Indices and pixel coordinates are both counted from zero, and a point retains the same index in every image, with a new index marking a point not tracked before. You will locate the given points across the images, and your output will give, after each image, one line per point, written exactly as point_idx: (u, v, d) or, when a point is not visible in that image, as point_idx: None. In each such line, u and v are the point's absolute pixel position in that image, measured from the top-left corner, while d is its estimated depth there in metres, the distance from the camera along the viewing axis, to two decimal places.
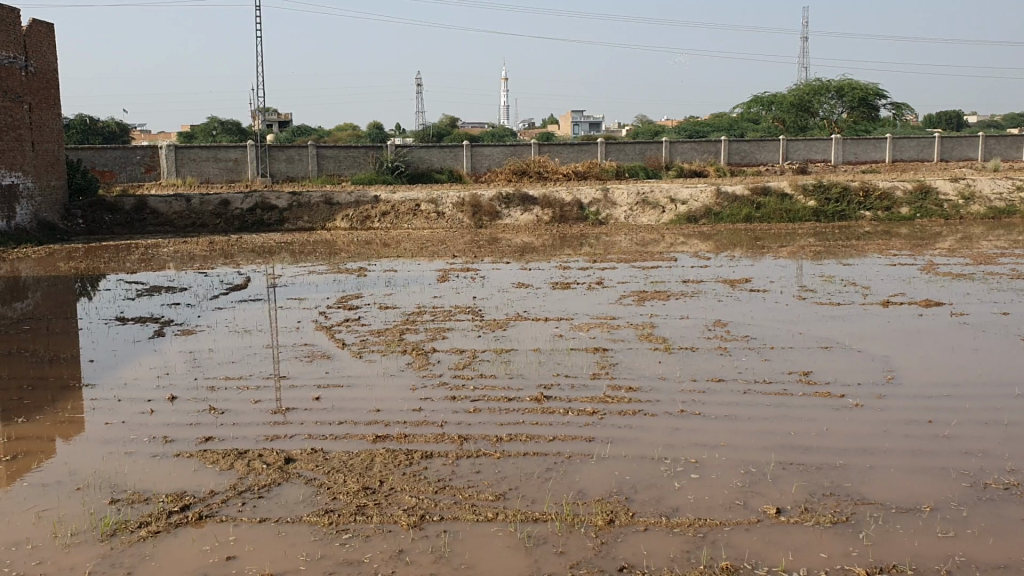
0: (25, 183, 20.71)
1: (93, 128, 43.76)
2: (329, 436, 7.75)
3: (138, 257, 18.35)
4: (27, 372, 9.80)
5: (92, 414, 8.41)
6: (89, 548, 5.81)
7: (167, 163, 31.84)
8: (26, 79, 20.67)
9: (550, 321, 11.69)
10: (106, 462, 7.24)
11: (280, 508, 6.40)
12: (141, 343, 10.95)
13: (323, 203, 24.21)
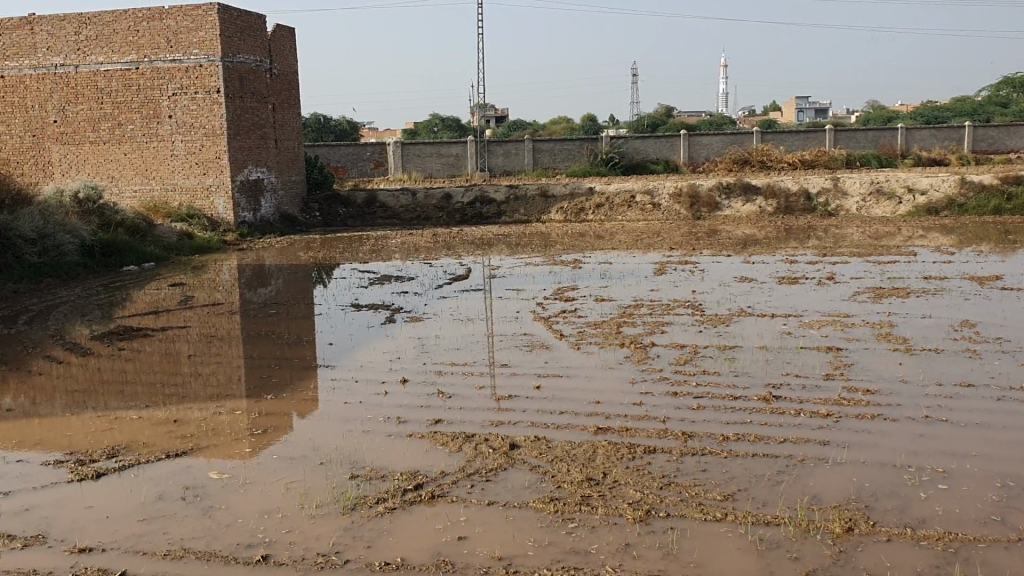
0: (269, 178, 22.39)
1: (325, 126, 46.79)
2: (552, 425, 7.80)
3: (368, 248, 19.38)
4: (273, 352, 10.56)
5: (331, 394, 8.92)
6: (333, 520, 6.14)
7: (395, 159, 33.50)
8: (271, 80, 22.33)
9: (776, 318, 11.23)
10: (346, 438, 7.65)
11: (507, 493, 6.50)
12: (374, 328, 11.52)
13: (540, 195, 24.57)
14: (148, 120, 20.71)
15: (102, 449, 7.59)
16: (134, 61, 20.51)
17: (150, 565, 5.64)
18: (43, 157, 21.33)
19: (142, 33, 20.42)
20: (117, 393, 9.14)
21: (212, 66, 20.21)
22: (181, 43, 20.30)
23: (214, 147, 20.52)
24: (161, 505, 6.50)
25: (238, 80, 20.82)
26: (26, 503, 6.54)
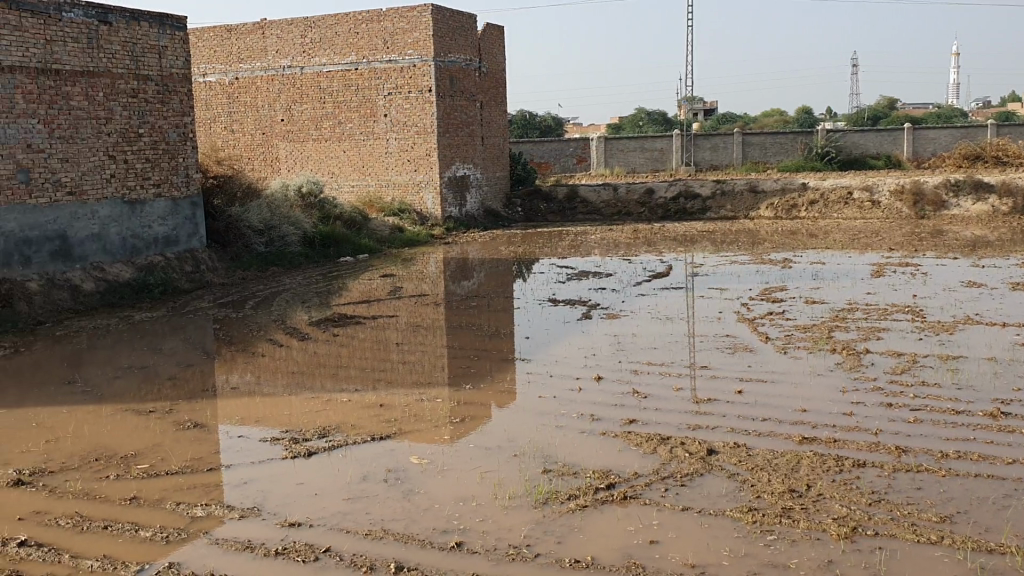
0: (475, 174, 23.02)
1: (531, 123, 47.72)
2: (753, 432, 7.50)
3: (569, 243, 19.53)
4: (474, 344, 10.81)
5: (527, 387, 9.02)
6: (525, 513, 6.19)
7: (598, 154, 33.61)
8: (479, 79, 22.92)
9: (1008, 327, 10.29)
10: (540, 432, 7.70)
11: (702, 499, 6.31)
12: (572, 323, 11.57)
13: (747, 191, 23.83)
14: (365, 118, 21.81)
15: (313, 428, 8.04)
16: (354, 62, 21.67)
17: (352, 543, 5.91)
18: (271, 154, 22.97)
19: (362, 35, 21.52)
20: (329, 376, 9.66)
21: (425, 66, 20.97)
22: (397, 44, 21.21)
23: (424, 144, 21.29)
24: (364, 486, 6.79)
25: (448, 80, 21.50)
26: (245, 475, 7.03)
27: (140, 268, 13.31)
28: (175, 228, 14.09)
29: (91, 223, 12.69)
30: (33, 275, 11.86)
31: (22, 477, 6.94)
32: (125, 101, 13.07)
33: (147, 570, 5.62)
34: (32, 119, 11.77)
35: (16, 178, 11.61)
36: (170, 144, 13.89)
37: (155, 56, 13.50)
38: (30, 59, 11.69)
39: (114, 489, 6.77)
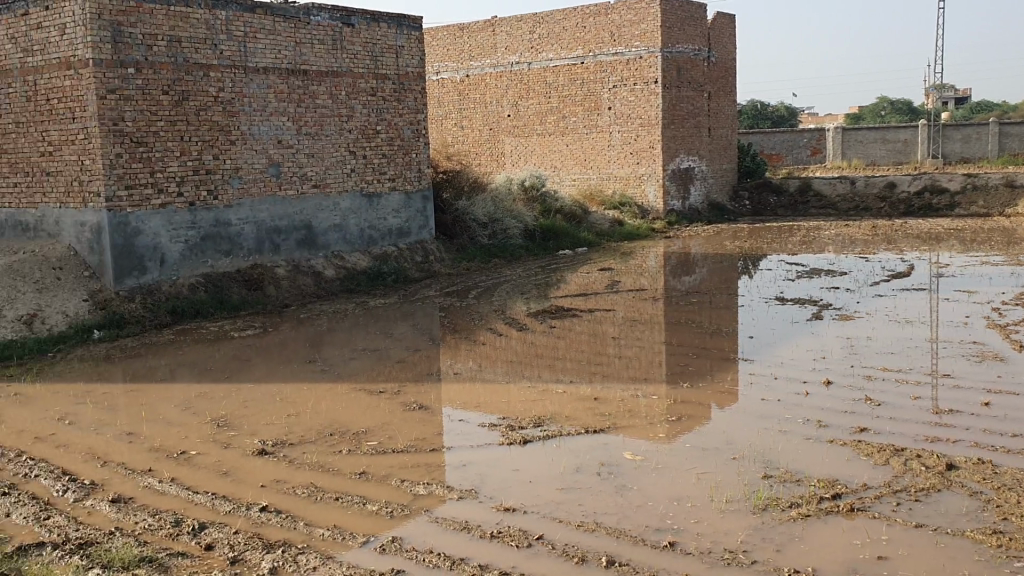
0: (701, 166, 22.57)
1: (762, 114, 46.30)
2: (1001, 448, 6.84)
3: (799, 239, 18.71)
4: (694, 341, 10.57)
5: (749, 388, 8.71)
6: (742, 517, 5.98)
7: (834, 146, 31.87)
8: (708, 69, 22.42)
9: None
10: (761, 436, 7.41)
11: (940, 517, 5.82)
12: (799, 324, 11.06)
13: (1003, 186, 21.82)
14: (590, 112, 21.91)
15: (530, 417, 8.16)
16: (580, 56, 21.84)
17: (565, 534, 5.94)
18: (497, 150, 23.58)
19: (589, 29, 21.65)
20: (548, 367, 9.78)
21: (652, 57, 20.76)
22: (624, 37, 21.15)
23: (649, 137, 21.09)
24: (579, 477, 6.82)
25: (676, 70, 21.18)
26: (464, 458, 7.26)
27: (375, 257, 14.07)
28: (407, 221, 14.79)
29: (332, 215, 13.59)
30: (281, 261, 12.89)
31: (265, 447, 7.53)
32: (364, 99, 13.85)
33: (371, 542, 5.93)
34: (283, 117, 12.75)
35: (268, 172, 12.62)
36: (405, 139, 14.58)
37: (392, 56, 14.19)
38: (282, 61, 12.66)
39: (345, 463, 7.19)
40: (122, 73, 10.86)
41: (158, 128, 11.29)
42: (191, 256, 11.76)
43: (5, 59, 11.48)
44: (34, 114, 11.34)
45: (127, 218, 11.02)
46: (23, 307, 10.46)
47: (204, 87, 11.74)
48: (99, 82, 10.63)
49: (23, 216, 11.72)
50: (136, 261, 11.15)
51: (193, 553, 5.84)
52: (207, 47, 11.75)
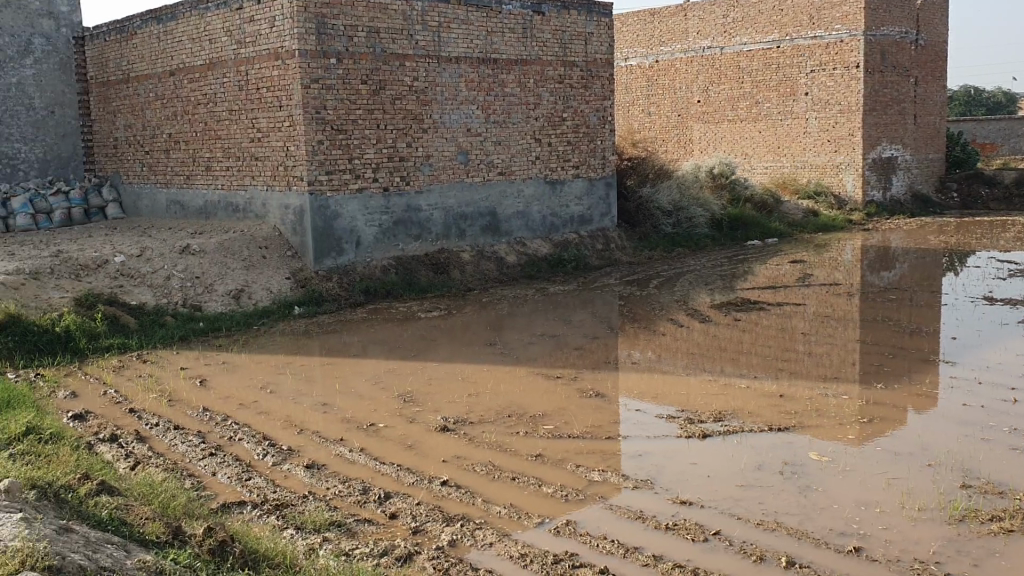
0: (904, 155, 21.29)
1: (976, 100, 43.22)
2: None
3: (1014, 235, 17.29)
4: (889, 340, 10.01)
5: (950, 393, 8.16)
6: (936, 527, 5.62)
7: None
8: (916, 52, 21.12)
9: None
10: (961, 444, 6.93)
11: None
12: (1009, 326, 10.24)
13: None
14: (785, 98, 21.12)
15: (709, 411, 8.00)
16: (776, 40, 21.09)
17: (743, 531, 5.79)
18: (685, 136, 23.15)
19: (788, 12, 20.86)
20: (731, 361, 9.55)
21: (854, 40, 19.80)
22: (824, 19, 20.26)
23: (848, 124, 20.12)
24: (759, 475, 6.62)
25: (880, 54, 20.08)
26: (641, 448, 7.20)
27: (557, 243, 14.19)
28: (590, 208, 14.81)
29: (517, 201, 13.81)
30: (466, 246, 13.24)
31: (447, 424, 7.77)
32: (552, 86, 13.95)
33: (546, 524, 6.01)
34: (472, 105, 13.04)
35: (458, 159, 12.96)
36: (591, 127, 14.58)
37: (581, 43, 14.21)
38: (473, 49, 12.95)
39: (523, 445, 7.30)
40: (325, 63, 11.44)
41: (356, 116, 11.82)
42: (384, 239, 12.28)
43: (222, 51, 12.37)
44: (245, 103, 12.14)
45: (327, 202, 11.64)
46: (232, 283, 11.27)
47: (399, 76, 12.18)
48: (304, 72, 11.26)
49: (234, 198, 12.62)
50: (333, 243, 11.78)
51: (378, 520, 6.12)
52: (403, 37, 12.18)
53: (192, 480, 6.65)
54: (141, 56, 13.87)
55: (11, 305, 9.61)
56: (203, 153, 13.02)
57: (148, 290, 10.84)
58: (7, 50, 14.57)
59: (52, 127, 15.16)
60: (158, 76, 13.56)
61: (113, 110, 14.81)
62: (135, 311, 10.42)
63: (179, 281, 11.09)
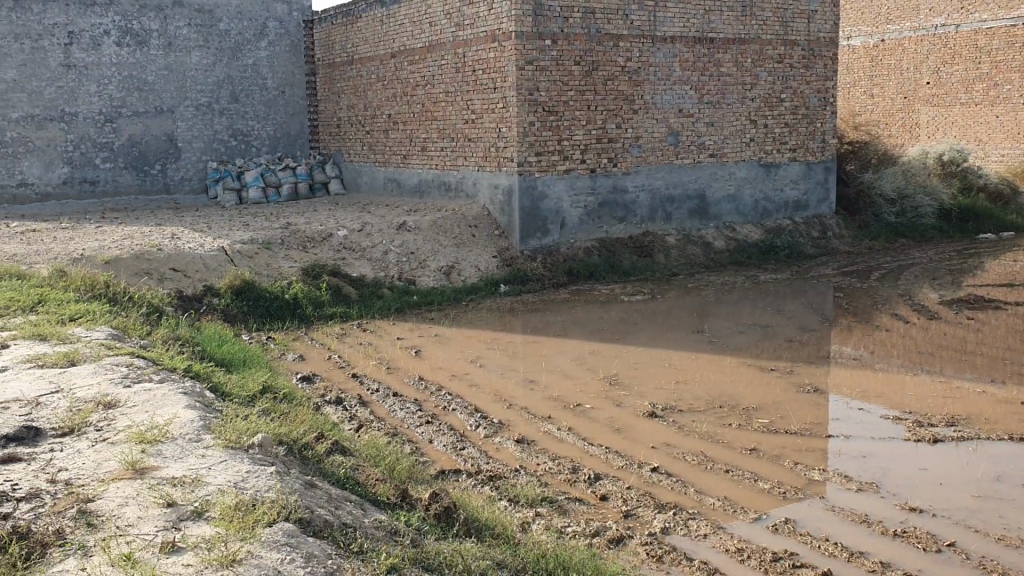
0: None
1: None
2: None
3: None
4: None
5: None
6: None
7: None
8: None
9: None
10: None
11: None
12: None
13: None
14: None
15: (940, 415, 7.49)
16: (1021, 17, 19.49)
17: (982, 544, 5.38)
18: (911, 120, 21.78)
19: None
20: (960, 362, 8.89)
21: None
22: None
23: None
24: (998, 487, 6.12)
25: None
26: (864, 449, 6.84)
27: (769, 229, 13.71)
28: (805, 193, 14.20)
29: (728, 184, 13.44)
30: (673, 229, 13.03)
31: (655, 410, 7.67)
32: (771, 66, 13.44)
33: (763, 520, 5.81)
34: (686, 86, 12.78)
35: (668, 141, 12.75)
36: (810, 108, 13.96)
37: (804, 21, 13.60)
38: (690, 29, 12.68)
39: (736, 437, 7.10)
40: (540, 44, 11.52)
41: (568, 97, 11.84)
42: (590, 220, 12.29)
43: (440, 33, 12.72)
44: (462, 84, 12.44)
45: (536, 182, 11.76)
46: (443, 259, 11.62)
47: (613, 57, 12.11)
48: (519, 53, 11.39)
49: (446, 176, 12.98)
50: (540, 223, 11.90)
51: (589, 500, 6.12)
52: (619, 18, 12.08)
53: (411, 445, 6.91)
54: (364, 38, 14.49)
55: (246, 273, 10.34)
56: (419, 133, 13.47)
57: (367, 263, 11.37)
58: (245, 34, 15.63)
59: (282, 106, 16.12)
60: (380, 58, 14.13)
61: (337, 91, 15.56)
62: (354, 282, 10.94)
63: (395, 255, 11.55)
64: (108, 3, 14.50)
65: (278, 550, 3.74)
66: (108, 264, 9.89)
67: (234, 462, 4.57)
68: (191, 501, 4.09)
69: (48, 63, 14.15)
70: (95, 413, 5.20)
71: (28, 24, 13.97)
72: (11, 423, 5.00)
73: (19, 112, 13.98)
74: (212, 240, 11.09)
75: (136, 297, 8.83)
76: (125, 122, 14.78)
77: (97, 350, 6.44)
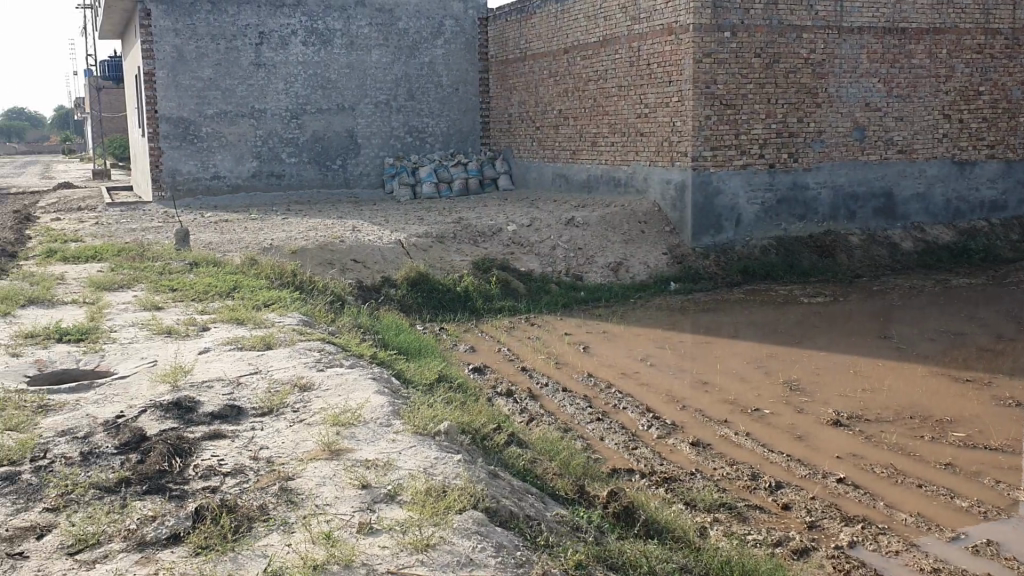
0: None
1: None
2: None
3: None
4: None
5: None
6: None
7: None
8: None
9: None
10: None
11: None
12: None
13: None
14: None
15: None
16: None
17: None
18: None
19: None
20: None
21: None
22: None
23: None
24: None
25: None
26: None
27: (961, 231, 12.87)
28: (1003, 193, 13.25)
29: (917, 182, 12.71)
30: (855, 229, 12.45)
31: (839, 418, 7.32)
32: (969, 57, 12.61)
33: (961, 540, 5.42)
34: (874, 79, 12.16)
35: (853, 136, 12.18)
36: (1012, 102, 13.00)
37: (1009, 8, 12.67)
38: (880, 19, 12.05)
39: (929, 450, 6.68)
40: (719, 36, 11.26)
41: (746, 90, 11.51)
42: (766, 217, 11.91)
43: (615, 28, 12.64)
44: (636, 79, 12.31)
45: (710, 178, 11.50)
46: (612, 255, 11.53)
47: (796, 49, 11.67)
48: (697, 46, 11.17)
49: (617, 172, 12.88)
50: (714, 220, 11.64)
51: (769, 508, 5.90)
52: (803, 8, 11.62)
53: (583, 441, 6.88)
54: (538, 35, 14.58)
55: (420, 265, 10.60)
56: (590, 128, 13.42)
57: (536, 258, 11.43)
58: (422, 32, 16.03)
59: (455, 103, 16.44)
60: (554, 54, 14.17)
61: (510, 87, 15.73)
62: (524, 277, 11.02)
63: (563, 251, 11.55)
64: (296, 4, 15.19)
65: (469, 538, 3.78)
66: (294, 254, 10.37)
67: (423, 448, 4.66)
68: (384, 484, 4.20)
69: (241, 62, 14.98)
70: (292, 394, 5.44)
71: (223, 25, 14.83)
72: (217, 401, 5.30)
73: (213, 109, 14.88)
74: (389, 232, 11.44)
75: (320, 286, 9.20)
76: (308, 119, 15.47)
77: (290, 335, 6.73)
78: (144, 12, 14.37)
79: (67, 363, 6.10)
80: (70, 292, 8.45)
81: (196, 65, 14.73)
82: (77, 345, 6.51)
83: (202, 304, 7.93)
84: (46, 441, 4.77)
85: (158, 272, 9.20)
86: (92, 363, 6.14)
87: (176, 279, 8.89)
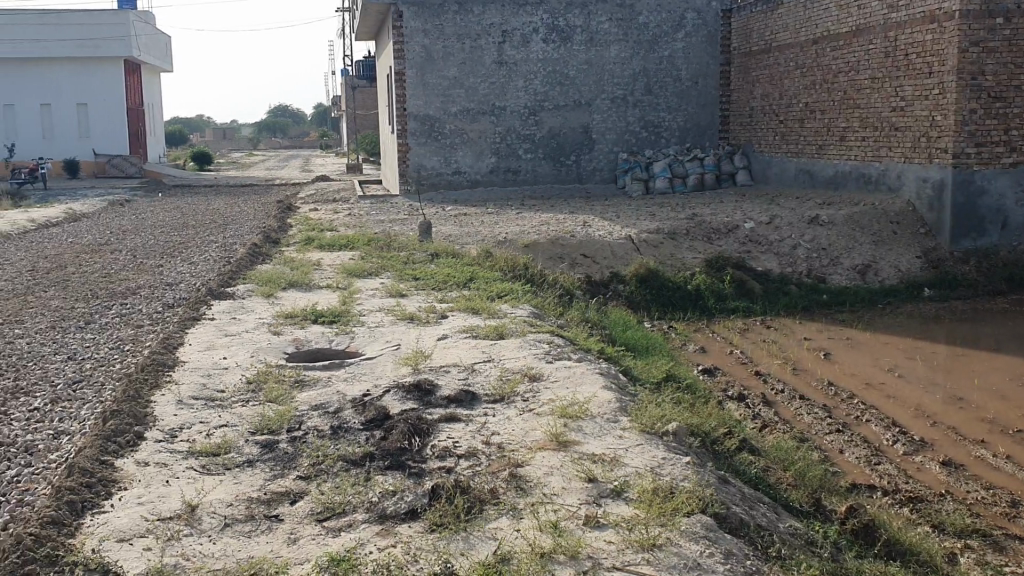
0: None
1: None
2: None
3: None
4: None
5: None
6: None
7: None
8: None
9: None
10: None
11: None
12: None
13: None
14: None
15: None
16: None
17: None
18: None
19: None
20: None
21: None
22: None
23: None
24: None
25: None
26: None
27: None
28: None
29: None
30: None
31: None
32: None
33: None
34: None
35: None
36: None
37: None
38: None
39: None
40: (989, 23, 10.37)
41: (1020, 81, 10.51)
42: None
43: (871, 17, 11.94)
44: (892, 70, 11.57)
45: (973, 177, 10.61)
46: (858, 257, 10.89)
47: None
48: (963, 34, 10.34)
49: (866, 168, 12.17)
50: (975, 222, 10.73)
51: None
52: None
53: (820, 451, 6.55)
54: (785, 25, 14.04)
55: (652, 261, 10.52)
56: (839, 122, 12.75)
57: (775, 257, 11.02)
58: (662, 26, 15.88)
59: (694, 97, 16.13)
60: (801, 45, 13.60)
61: (753, 80, 15.25)
62: (760, 276, 10.66)
63: (804, 251, 11.05)
64: (539, 3, 15.50)
65: (698, 542, 3.69)
66: (528, 248, 10.61)
67: (651, 447, 4.61)
68: (612, 480, 4.18)
69: (484, 60, 15.51)
70: (522, 384, 5.55)
71: (470, 25, 15.40)
72: (453, 386, 5.51)
73: (457, 107, 15.52)
74: (621, 228, 11.44)
75: (551, 279, 9.36)
76: (546, 115, 15.77)
77: (522, 326, 6.88)
78: (397, 14, 15.22)
79: (321, 343, 6.59)
80: (325, 277, 9.11)
81: (442, 64, 15.41)
82: (330, 326, 7.00)
83: (441, 292, 8.29)
84: (301, 413, 5.16)
85: (402, 261, 9.71)
86: (342, 343, 6.58)
87: (419, 268, 9.34)
